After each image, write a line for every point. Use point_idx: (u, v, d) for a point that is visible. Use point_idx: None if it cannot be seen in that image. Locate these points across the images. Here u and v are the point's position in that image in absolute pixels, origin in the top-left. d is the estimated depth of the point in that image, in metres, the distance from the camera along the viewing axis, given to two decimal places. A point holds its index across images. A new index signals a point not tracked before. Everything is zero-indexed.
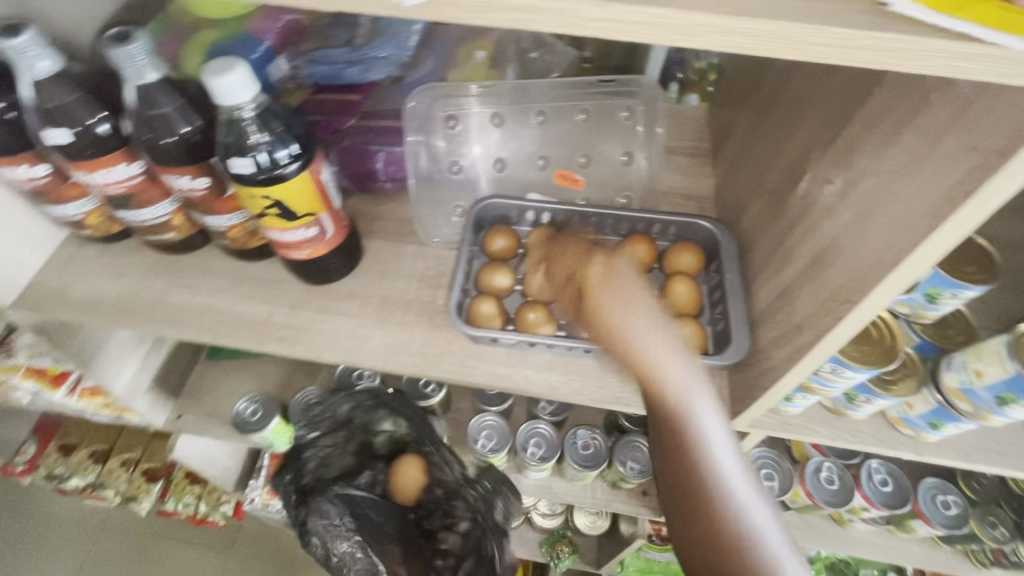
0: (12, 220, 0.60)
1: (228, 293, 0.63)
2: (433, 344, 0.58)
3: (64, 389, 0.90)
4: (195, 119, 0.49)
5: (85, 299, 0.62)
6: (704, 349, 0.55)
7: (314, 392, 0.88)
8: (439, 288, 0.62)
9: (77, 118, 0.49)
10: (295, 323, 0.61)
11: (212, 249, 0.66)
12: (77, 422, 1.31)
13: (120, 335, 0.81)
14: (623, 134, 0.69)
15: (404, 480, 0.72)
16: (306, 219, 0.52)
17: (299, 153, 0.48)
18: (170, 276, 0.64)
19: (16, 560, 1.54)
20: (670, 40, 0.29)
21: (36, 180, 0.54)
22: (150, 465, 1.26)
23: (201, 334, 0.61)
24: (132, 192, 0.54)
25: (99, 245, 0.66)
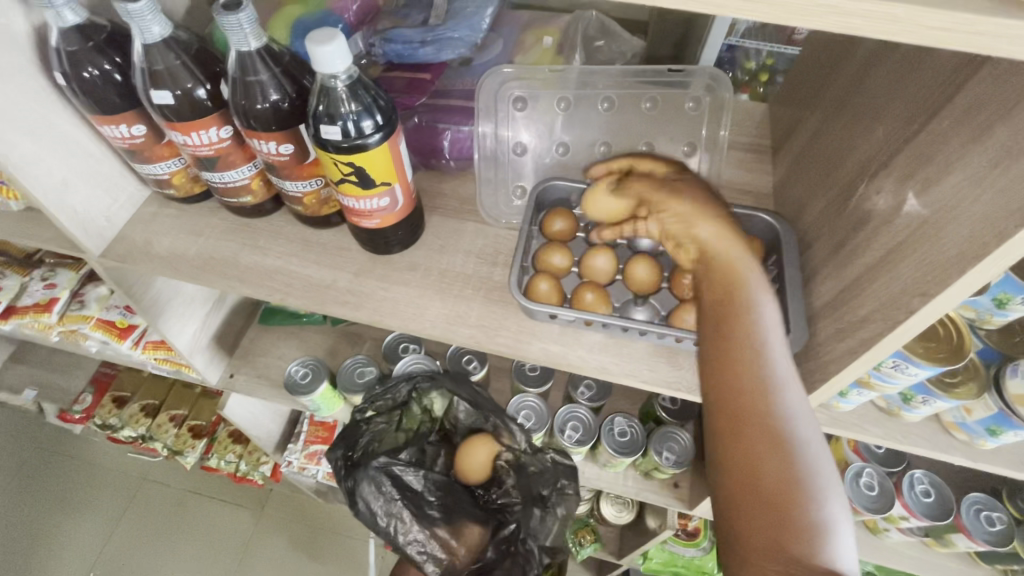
0: (106, 176, 0.64)
1: (296, 257, 0.66)
2: (490, 317, 0.60)
3: (130, 341, 0.97)
4: (287, 87, 0.52)
5: (165, 253, 0.66)
6: None
7: (360, 361, 0.91)
8: (497, 265, 0.64)
9: (180, 81, 0.53)
10: (358, 289, 0.63)
11: (282, 215, 0.69)
12: (131, 376, 1.39)
13: (187, 294, 0.86)
14: (688, 125, 0.69)
15: (472, 462, 0.75)
16: (381, 188, 0.54)
17: (382, 124, 0.50)
18: (242, 237, 0.68)
19: (64, 503, 1.63)
20: (781, 18, 0.31)
21: (133, 140, 0.58)
22: (196, 423, 1.32)
23: (270, 294, 0.64)
24: (220, 155, 0.57)
25: (180, 205, 0.70)
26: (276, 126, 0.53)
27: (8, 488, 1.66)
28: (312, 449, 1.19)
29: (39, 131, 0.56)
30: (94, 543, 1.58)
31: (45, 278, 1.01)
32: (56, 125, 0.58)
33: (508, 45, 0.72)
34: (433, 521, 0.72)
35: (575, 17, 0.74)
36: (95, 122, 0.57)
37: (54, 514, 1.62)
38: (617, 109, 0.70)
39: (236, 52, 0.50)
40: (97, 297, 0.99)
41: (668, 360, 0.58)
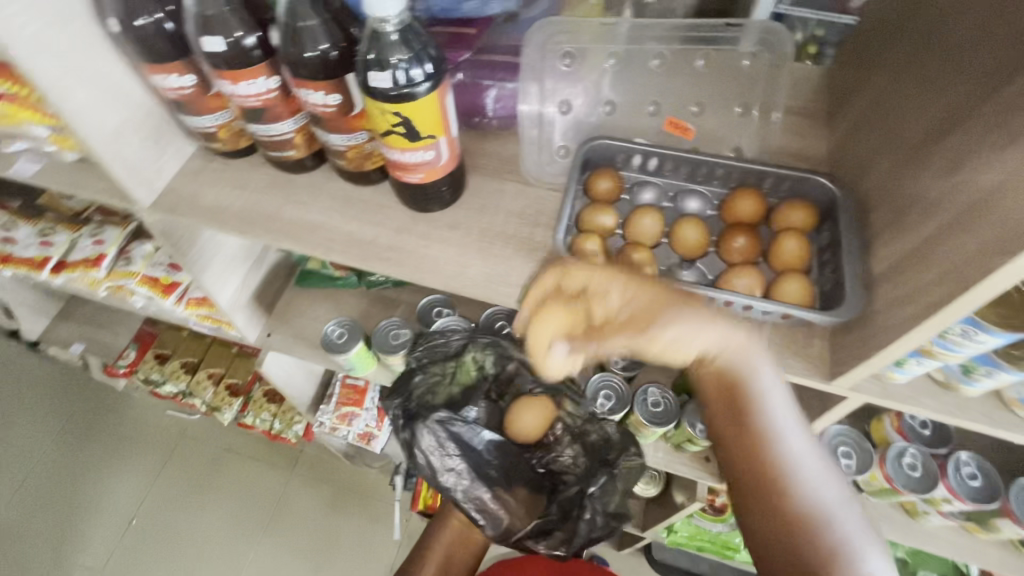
0: (155, 128, 0.65)
1: (337, 213, 0.66)
2: (531, 277, 0.60)
3: (173, 297, 1.00)
4: (336, 35, 0.52)
5: (211, 207, 0.67)
6: (811, 305, 0.53)
7: (395, 323, 0.92)
8: (538, 226, 0.63)
9: (230, 28, 0.52)
10: (398, 246, 0.63)
11: (323, 171, 0.69)
12: (172, 334, 1.44)
13: (229, 251, 0.88)
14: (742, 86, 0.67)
15: (529, 422, 0.79)
16: (427, 141, 0.53)
17: (431, 73, 0.49)
18: (285, 193, 0.68)
19: (109, 454, 1.72)
20: None
21: (183, 90, 0.59)
22: (233, 381, 1.37)
23: (312, 249, 0.64)
24: (267, 106, 0.57)
25: (224, 159, 0.70)
26: (324, 76, 0.52)
27: (59, 437, 1.76)
28: (344, 411, 1.22)
29: (94, 79, 0.57)
30: (137, 492, 1.66)
31: (94, 234, 1.04)
32: (109, 73, 0.58)
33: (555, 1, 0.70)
34: (492, 481, 0.76)
35: None
36: (147, 71, 0.58)
37: (101, 463, 1.71)
38: (669, 67, 0.67)
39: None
40: (142, 254, 1.02)
41: None
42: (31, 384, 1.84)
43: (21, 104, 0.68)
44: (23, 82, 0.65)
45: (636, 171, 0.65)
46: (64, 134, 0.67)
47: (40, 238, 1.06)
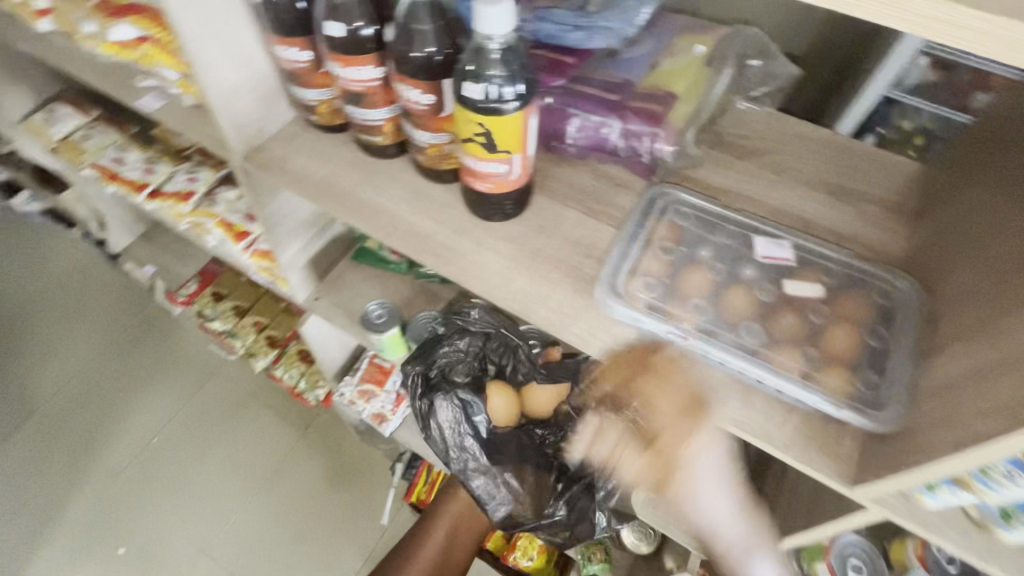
0: (265, 91, 0.71)
1: (406, 203, 0.69)
2: (570, 305, 0.61)
3: (242, 244, 1.07)
4: (443, 42, 0.55)
5: (297, 171, 0.73)
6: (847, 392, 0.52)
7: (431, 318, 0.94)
8: (589, 258, 0.64)
9: (353, 19, 0.57)
10: (453, 245, 0.66)
11: (401, 161, 0.73)
12: (231, 277, 1.53)
13: (301, 215, 0.94)
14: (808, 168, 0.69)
15: (535, 402, 0.88)
16: (502, 155, 0.56)
17: (521, 95, 0.52)
18: (364, 172, 0.72)
19: (157, 368, 1.97)
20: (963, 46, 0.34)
21: (299, 63, 0.65)
22: (274, 333, 1.44)
23: (375, 230, 0.68)
24: (366, 92, 0.62)
25: (317, 131, 0.76)
26: (422, 75, 0.56)
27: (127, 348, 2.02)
28: (365, 388, 1.26)
29: (228, 38, 0.63)
30: (168, 411, 1.91)
31: (190, 172, 1.14)
32: (239, 35, 0.64)
33: (658, 46, 0.71)
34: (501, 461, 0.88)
35: (734, 31, 0.72)
36: (273, 42, 0.64)
37: (156, 380, 1.96)
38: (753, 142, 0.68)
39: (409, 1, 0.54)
40: (226, 199, 1.10)
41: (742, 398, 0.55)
42: (117, 298, 2.12)
43: (162, 48, 0.75)
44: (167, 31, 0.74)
45: (694, 223, 0.65)
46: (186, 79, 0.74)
47: (144, 167, 1.18)
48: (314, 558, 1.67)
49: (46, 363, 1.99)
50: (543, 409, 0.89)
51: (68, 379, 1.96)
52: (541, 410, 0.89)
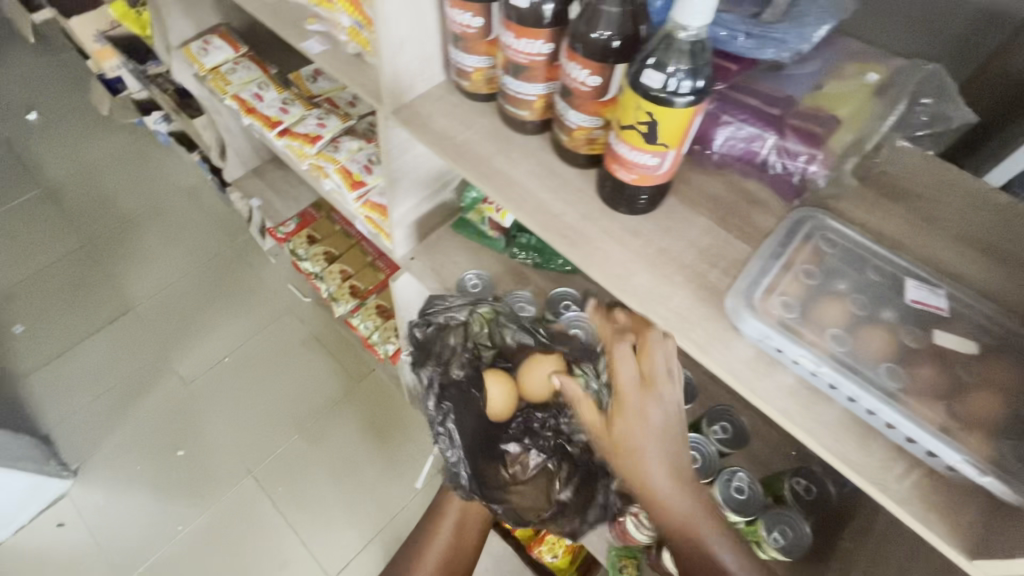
0: (426, 51, 0.74)
1: (538, 180, 0.70)
2: (689, 310, 0.60)
3: (356, 194, 1.12)
4: (623, 28, 0.56)
5: (439, 131, 0.75)
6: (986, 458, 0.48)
7: (523, 298, 0.95)
8: (714, 267, 0.63)
9: None
10: (578, 229, 0.66)
11: (539, 139, 0.74)
12: (326, 224, 1.62)
13: (421, 175, 0.98)
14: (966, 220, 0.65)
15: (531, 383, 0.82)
16: (657, 148, 0.56)
17: (695, 91, 0.52)
18: (501, 143, 0.74)
19: (241, 296, 2.12)
20: None
21: (468, 29, 0.67)
22: (356, 283, 1.50)
23: (505, 199, 0.69)
24: (530, 65, 0.63)
25: (463, 96, 0.78)
26: (599, 59, 0.57)
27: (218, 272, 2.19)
28: None
29: None
30: (242, 337, 2.04)
31: (320, 118, 1.21)
32: None
33: (825, 68, 0.69)
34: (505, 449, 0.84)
35: (911, 65, 0.69)
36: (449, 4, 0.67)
37: (239, 305, 2.11)
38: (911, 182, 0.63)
39: None
40: (349, 148, 1.16)
41: (861, 442, 0.52)
42: (217, 225, 2.29)
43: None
44: None
45: (837, 254, 0.63)
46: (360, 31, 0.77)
47: (280, 105, 1.26)
48: (347, 501, 1.79)
49: (147, 269, 2.18)
50: (539, 390, 0.82)
51: (162, 288, 2.13)
52: (537, 392, 0.82)
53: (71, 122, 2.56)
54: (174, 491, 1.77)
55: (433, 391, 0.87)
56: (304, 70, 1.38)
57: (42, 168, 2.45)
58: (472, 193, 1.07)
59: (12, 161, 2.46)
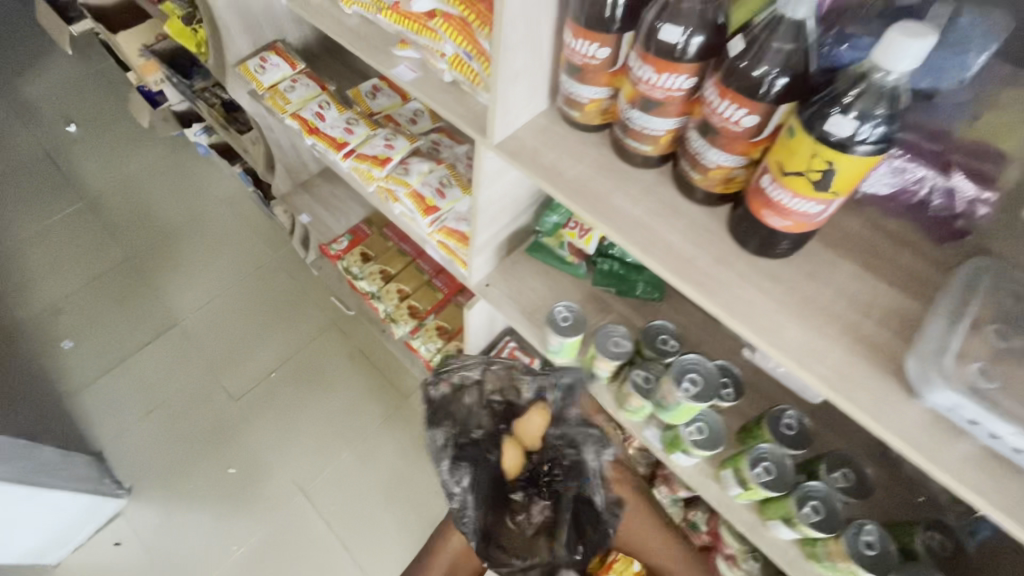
0: (535, 80, 0.70)
1: (663, 219, 0.66)
2: (848, 368, 0.56)
3: (430, 220, 1.08)
4: (789, 64, 0.51)
5: (549, 165, 0.70)
6: None
7: (618, 331, 0.89)
8: (870, 318, 0.58)
9: (686, 24, 0.54)
10: (715, 275, 0.61)
11: (658, 172, 0.69)
12: (379, 241, 1.59)
13: (505, 201, 0.94)
14: None
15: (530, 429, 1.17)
16: (826, 197, 0.51)
17: (881, 139, 0.47)
18: (617, 178, 0.69)
19: (286, 309, 2.11)
20: None
21: (591, 59, 0.62)
22: (415, 303, 1.46)
23: (631, 241, 0.64)
24: (666, 101, 0.59)
25: (570, 126, 0.73)
26: (750, 96, 0.52)
27: (261, 284, 2.17)
28: None
29: (530, 22, 0.62)
30: (287, 352, 2.03)
31: (387, 138, 1.17)
32: (540, 23, 0.63)
33: None
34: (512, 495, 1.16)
35: None
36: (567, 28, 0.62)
37: (282, 318, 2.09)
38: None
39: (772, 15, 0.50)
40: (419, 170, 1.11)
41: None
42: (257, 236, 2.27)
43: (454, 23, 0.75)
44: (473, 9, 0.73)
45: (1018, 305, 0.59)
46: (471, 64, 0.73)
47: (344, 125, 1.21)
48: (399, 516, 1.77)
49: (191, 282, 2.17)
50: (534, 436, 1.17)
51: (206, 300, 2.13)
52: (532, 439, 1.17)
53: (109, 134, 2.56)
54: (228, 508, 1.76)
55: (447, 453, 1.12)
56: (363, 87, 1.34)
57: (83, 180, 2.44)
58: (552, 217, 1.02)
59: (53, 173, 2.47)
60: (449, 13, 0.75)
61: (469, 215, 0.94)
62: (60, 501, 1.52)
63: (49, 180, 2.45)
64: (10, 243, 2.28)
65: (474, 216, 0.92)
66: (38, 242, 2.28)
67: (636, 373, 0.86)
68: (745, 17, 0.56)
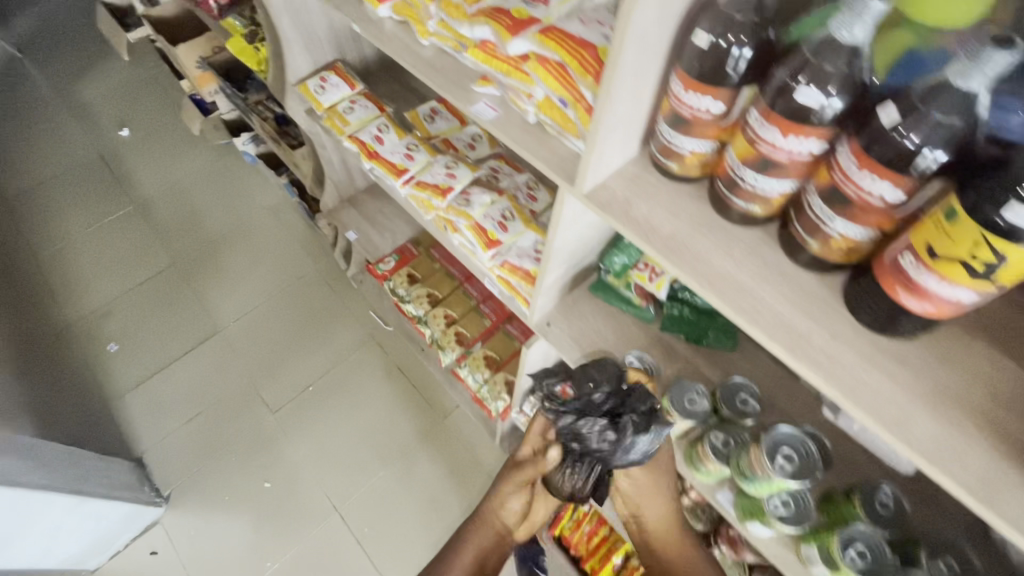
0: (631, 129, 0.66)
1: (771, 286, 0.60)
2: (992, 473, 0.50)
3: (491, 254, 1.04)
4: (947, 138, 0.45)
5: (643, 219, 0.66)
6: None
7: (694, 389, 0.83)
8: (1010, 412, 0.52)
9: (823, 88, 0.49)
10: (833, 353, 0.56)
11: (763, 231, 0.64)
12: (426, 262, 1.56)
13: (576, 242, 0.90)
14: None
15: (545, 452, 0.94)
16: (982, 286, 0.45)
17: None
18: (716, 237, 0.64)
19: (325, 322, 2.10)
20: None
21: (701, 114, 0.58)
22: (463, 330, 1.43)
23: (736, 310, 0.59)
24: (788, 164, 0.54)
25: (664, 177, 0.69)
26: (896, 168, 0.47)
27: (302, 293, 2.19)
28: None
29: (638, 73, 0.57)
30: (325, 365, 2.02)
31: (448, 166, 1.14)
32: (647, 74, 0.59)
33: None
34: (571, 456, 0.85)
35: None
36: (674, 78, 0.57)
37: (321, 329, 2.09)
38: None
39: (931, 83, 0.45)
40: (481, 202, 1.08)
41: None
42: (299, 245, 2.28)
43: (551, 69, 0.72)
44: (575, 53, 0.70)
45: None
46: (564, 109, 0.69)
47: (404, 151, 1.19)
48: (430, 524, 1.76)
49: (234, 288, 2.19)
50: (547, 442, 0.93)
51: (248, 308, 2.14)
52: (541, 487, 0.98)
53: (162, 140, 2.62)
54: (262, 520, 1.76)
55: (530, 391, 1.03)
56: (421, 109, 1.33)
57: (135, 184, 2.50)
58: (620, 258, 0.98)
59: (107, 176, 2.53)
60: (545, 57, 0.71)
61: (539, 257, 0.90)
62: (101, 509, 1.53)
63: (103, 183, 2.51)
64: (63, 242, 2.33)
65: (545, 258, 0.88)
66: (90, 243, 2.34)
67: (713, 438, 0.81)
68: (805, 27, 0.52)
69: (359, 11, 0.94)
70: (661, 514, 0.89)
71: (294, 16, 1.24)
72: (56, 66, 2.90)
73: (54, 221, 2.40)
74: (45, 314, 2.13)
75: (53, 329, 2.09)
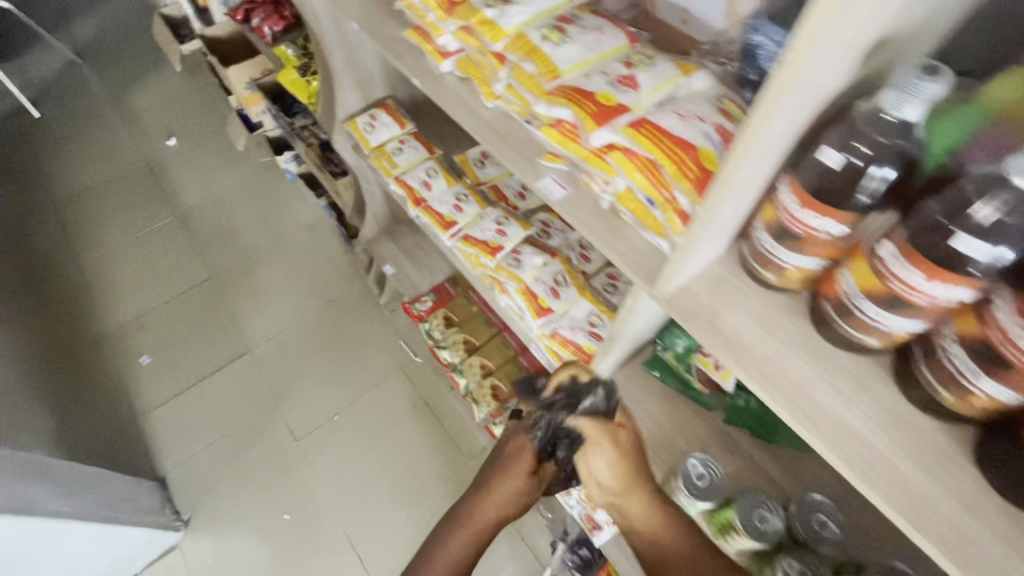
0: (725, 233, 0.58)
1: (884, 432, 0.53)
2: None
3: (541, 322, 0.97)
4: None
5: (732, 335, 0.59)
6: None
7: (765, 505, 0.74)
8: None
9: (984, 237, 0.41)
10: (962, 527, 0.48)
11: (872, 362, 0.56)
12: (464, 304, 1.50)
13: (639, 326, 0.82)
14: None
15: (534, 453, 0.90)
16: None
17: None
18: (818, 364, 0.56)
19: (354, 349, 2.06)
20: None
21: (817, 235, 0.50)
22: (499, 383, 1.37)
23: (843, 460, 0.52)
24: (927, 308, 0.46)
25: (756, 284, 0.61)
26: None
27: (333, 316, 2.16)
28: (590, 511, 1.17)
29: (745, 188, 0.50)
30: (351, 394, 1.98)
31: (498, 221, 1.08)
32: (755, 185, 0.51)
33: None
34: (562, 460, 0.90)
35: None
36: (784, 191, 0.50)
37: (349, 355, 2.05)
38: None
39: None
40: (532, 264, 1.01)
41: None
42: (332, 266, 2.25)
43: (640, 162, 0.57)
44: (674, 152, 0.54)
45: None
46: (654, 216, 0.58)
47: (452, 201, 1.14)
48: None
49: (265, 307, 2.17)
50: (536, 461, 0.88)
51: (278, 328, 2.12)
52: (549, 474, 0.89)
53: (205, 150, 2.64)
54: (278, 553, 1.72)
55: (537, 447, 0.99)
56: (471, 153, 1.28)
57: (176, 193, 2.52)
58: (679, 341, 0.89)
59: (151, 185, 2.56)
60: (634, 153, 0.56)
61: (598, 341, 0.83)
62: (123, 534, 1.53)
63: (146, 191, 2.54)
64: (104, 249, 2.37)
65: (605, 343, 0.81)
66: (130, 252, 2.36)
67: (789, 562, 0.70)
68: (946, 144, 0.46)
69: (419, 65, 0.89)
70: (645, 510, 0.72)
71: (347, 54, 1.20)
72: (111, 72, 2.97)
73: (97, 227, 2.44)
74: (84, 323, 2.16)
75: (90, 338, 2.12)
